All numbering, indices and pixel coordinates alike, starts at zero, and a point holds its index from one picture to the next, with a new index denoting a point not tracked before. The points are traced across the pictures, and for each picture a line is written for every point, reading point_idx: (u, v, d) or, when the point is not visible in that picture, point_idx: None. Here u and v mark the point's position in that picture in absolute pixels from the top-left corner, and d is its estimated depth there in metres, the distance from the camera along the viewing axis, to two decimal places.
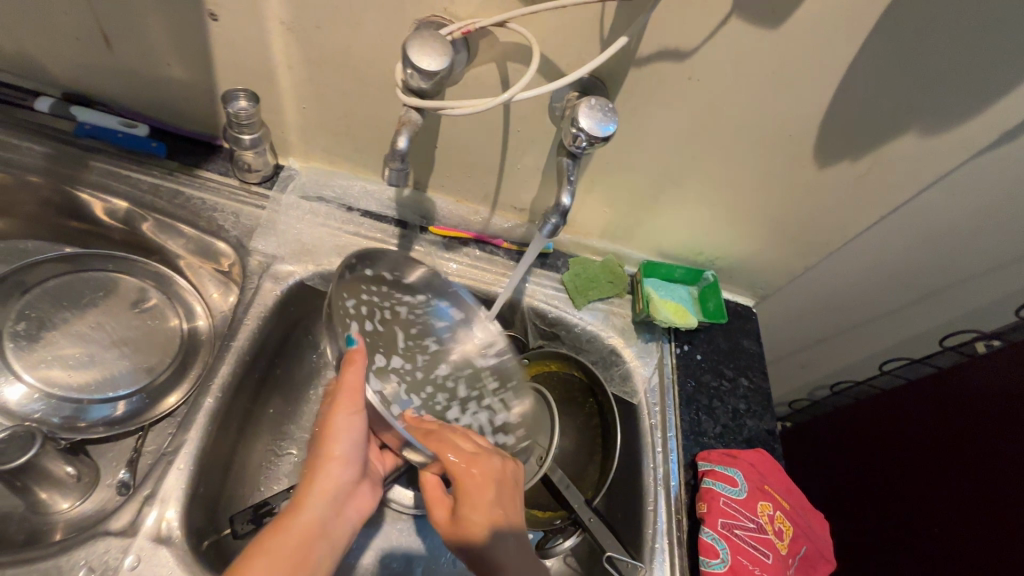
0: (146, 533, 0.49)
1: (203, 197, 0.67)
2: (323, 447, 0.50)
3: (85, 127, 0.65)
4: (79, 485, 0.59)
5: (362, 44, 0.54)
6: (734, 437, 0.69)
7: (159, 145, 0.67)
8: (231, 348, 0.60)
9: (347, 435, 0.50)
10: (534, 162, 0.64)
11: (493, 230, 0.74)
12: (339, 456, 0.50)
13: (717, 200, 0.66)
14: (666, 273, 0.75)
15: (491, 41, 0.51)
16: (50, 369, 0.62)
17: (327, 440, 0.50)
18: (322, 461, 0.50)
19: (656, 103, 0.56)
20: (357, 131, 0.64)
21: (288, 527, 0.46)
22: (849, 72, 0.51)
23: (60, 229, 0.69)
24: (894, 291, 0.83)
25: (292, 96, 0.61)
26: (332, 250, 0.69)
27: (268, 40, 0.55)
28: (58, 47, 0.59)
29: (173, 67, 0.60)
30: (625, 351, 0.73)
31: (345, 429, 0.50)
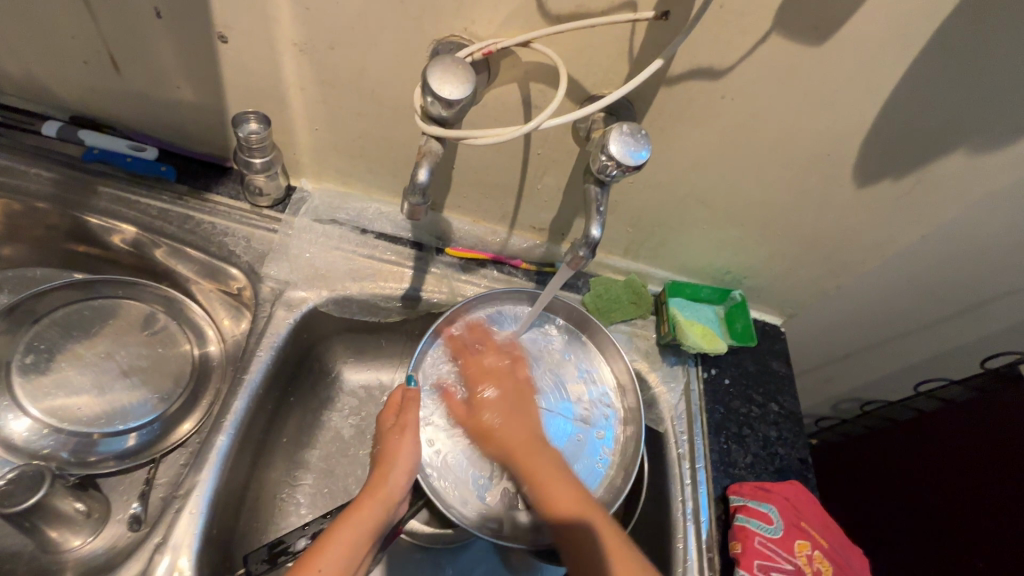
0: None
1: (214, 222, 0.65)
2: (382, 464, 0.54)
3: (94, 152, 0.63)
4: (89, 521, 0.57)
5: (377, 64, 0.51)
6: (766, 467, 0.66)
7: (169, 169, 0.65)
8: (244, 381, 0.58)
9: (406, 454, 0.54)
10: (555, 182, 0.61)
11: (511, 251, 0.71)
12: (396, 472, 0.53)
13: (747, 220, 0.63)
14: (692, 293, 0.72)
15: (514, 60, 0.48)
16: (59, 402, 0.60)
17: (388, 457, 0.54)
18: (379, 476, 0.53)
19: (686, 123, 0.53)
20: (372, 152, 0.62)
21: (345, 528, 0.49)
22: (896, 89, 0.48)
23: (69, 254, 0.67)
24: (931, 309, 0.79)
25: (304, 117, 0.59)
26: (346, 274, 0.66)
27: (279, 62, 0.53)
28: (64, 70, 0.58)
29: (182, 90, 0.58)
30: (649, 376, 0.70)
31: (406, 451, 0.54)
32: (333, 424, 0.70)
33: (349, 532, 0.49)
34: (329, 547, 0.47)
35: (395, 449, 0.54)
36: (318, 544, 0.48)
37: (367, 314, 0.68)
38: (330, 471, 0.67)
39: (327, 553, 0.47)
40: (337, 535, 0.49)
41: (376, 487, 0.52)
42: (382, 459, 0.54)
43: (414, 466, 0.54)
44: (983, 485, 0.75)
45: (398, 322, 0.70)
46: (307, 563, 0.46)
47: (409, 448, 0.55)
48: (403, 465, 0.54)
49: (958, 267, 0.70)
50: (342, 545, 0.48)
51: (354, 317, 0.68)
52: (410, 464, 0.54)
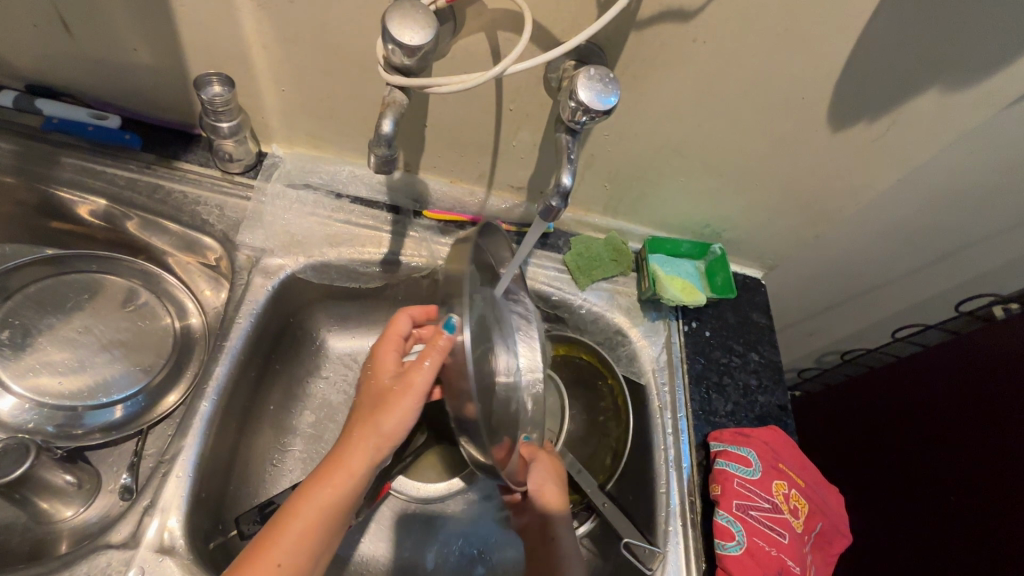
0: (149, 543, 0.48)
1: (185, 191, 0.64)
2: (369, 430, 0.47)
3: (53, 122, 0.61)
4: (81, 492, 0.57)
5: (339, 17, 0.50)
6: (746, 414, 0.67)
7: (132, 137, 0.63)
8: (225, 348, 0.57)
9: (394, 419, 0.47)
10: (530, 138, 0.60)
11: (490, 212, 0.71)
12: (384, 434, 0.47)
13: (724, 170, 0.63)
14: (672, 248, 0.72)
15: (479, 8, 0.47)
16: (41, 378, 0.60)
17: (370, 424, 0.47)
18: (356, 442, 0.47)
19: (658, 70, 0.52)
20: (342, 113, 0.60)
21: (312, 504, 0.46)
22: (868, 27, 0.47)
23: (39, 230, 0.66)
24: (908, 256, 0.80)
25: (269, 78, 0.57)
26: (323, 240, 0.66)
27: (238, 18, 0.51)
28: (14, 35, 0.55)
29: (140, 52, 0.56)
30: (631, 331, 0.71)
31: (405, 408, 0.47)
32: (318, 391, 0.70)
33: (314, 512, 0.46)
34: (291, 532, 0.45)
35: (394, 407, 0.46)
36: (278, 523, 0.45)
37: (348, 280, 0.68)
38: (319, 437, 0.68)
39: (287, 538, 0.45)
40: (302, 516, 0.45)
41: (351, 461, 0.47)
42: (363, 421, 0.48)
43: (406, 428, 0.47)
44: (957, 424, 0.77)
45: (379, 288, 0.70)
46: (265, 554, 0.43)
47: (404, 411, 0.47)
48: (391, 430, 0.47)
49: (934, 211, 0.71)
50: (303, 526, 0.45)
51: (334, 284, 0.68)
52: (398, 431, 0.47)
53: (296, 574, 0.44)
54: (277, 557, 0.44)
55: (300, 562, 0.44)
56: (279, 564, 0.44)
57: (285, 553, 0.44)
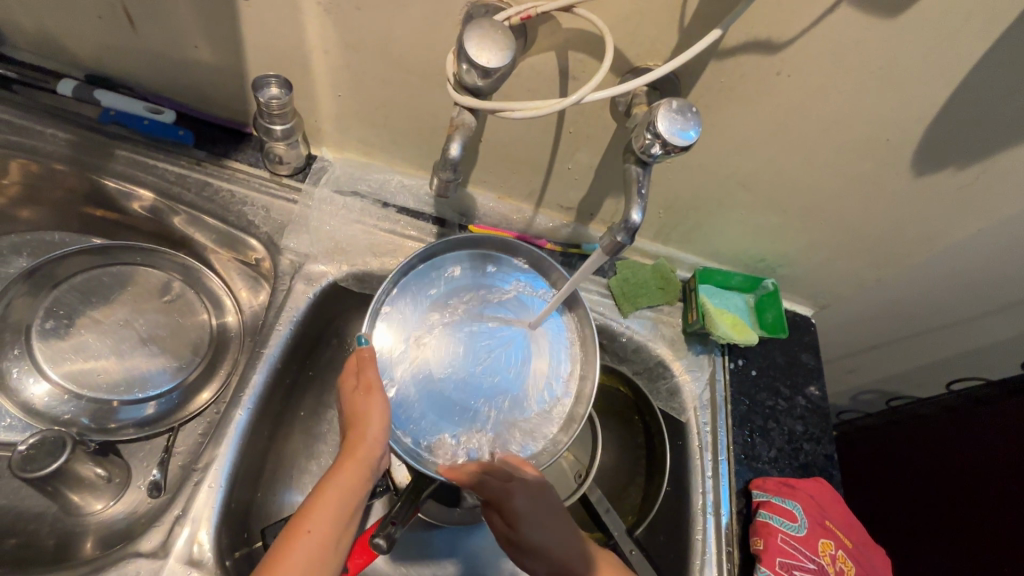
0: (178, 555, 0.47)
1: (233, 189, 0.63)
2: (355, 426, 0.50)
3: (111, 113, 0.61)
4: (110, 487, 0.57)
5: (405, 27, 0.48)
6: (790, 462, 0.64)
7: (186, 134, 0.63)
8: (263, 355, 0.57)
9: (377, 415, 0.50)
10: (588, 160, 0.58)
11: (536, 230, 0.68)
12: (371, 435, 0.50)
13: (789, 207, 0.60)
14: (723, 280, 0.69)
15: (554, 27, 0.45)
16: (80, 370, 0.60)
17: (354, 420, 0.50)
18: (350, 442, 0.49)
19: (735, 101, 0.49)
20: (397, 122, 0.59)
21: (330, 485, 0.47)
22: (973, 72, 0.44)
23: (87, 218, 0.66)
24: (974, 307, 0.75)
25: (327, 82, 0.56)
26: (366, 248, 0.64)
27: (304, 22, 0.50)
28: (78, 24, 0.55)
29: (200, 49, 0.55)
30: (673, 364, 0.68)
31: (378, 410, 0.51)
32: None
33: (336, 489, 0.47)
34: (317, 508, 0.46)
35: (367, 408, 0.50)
36: (305, 504, 0.47)
37: None
38: None
39: (315, 514, 0.46)
40: (322, 493, 0.47)
41: (354, 449, 0.49)
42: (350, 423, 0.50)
43: (386, 426, 0.50)
44: (1010, 488, 0.73)
45: None
46: (297, 525, 0.45)
47: (377, 406, 0.51)
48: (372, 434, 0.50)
49: (1011, 265, 0.66)
50: (327, 504, 0.46)
51: (374, 293, 0.66)
52: (378, 433, 0.50)
53: (327, 543, 0.45)
54: (306, 525, 0.45)
55: (329, 529, 0.45)
56: (308, 530, 0.45)
57: (312, 520, 0.45)
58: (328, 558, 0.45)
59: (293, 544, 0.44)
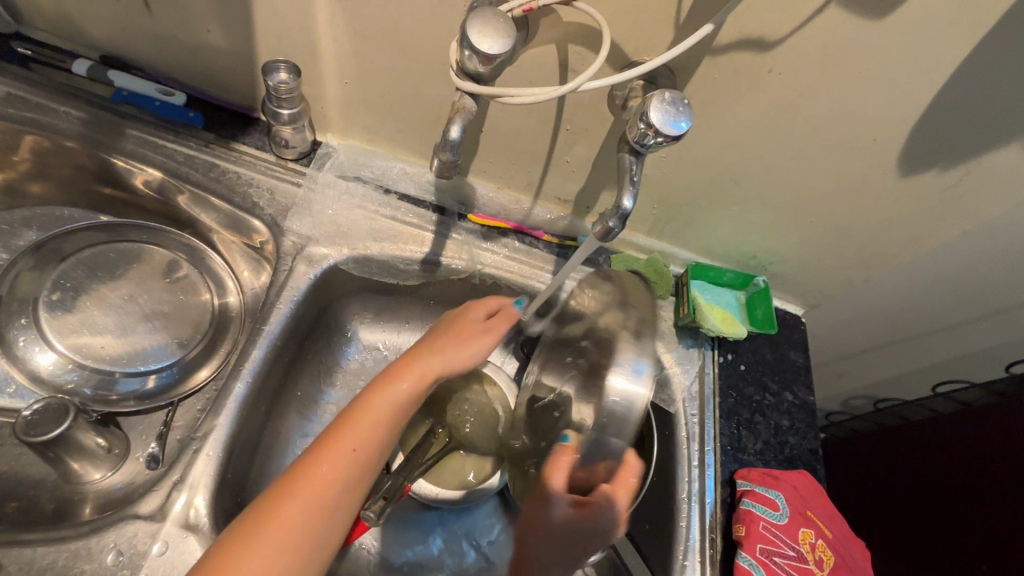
0: (175, 519, 0.48)
1: (239, 171, 0.65)
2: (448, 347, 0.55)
3: (123, 94, 0.63)
4: (110, 457, 0.58)
5: (412, 17, 0.50)
6: (775, 455, 0.66)
7: (196, 117, 0.64)
8: (264, 331, 0.58)
9: (467, 352, 0.55)
10: (585, 153, 0.60)
11: (534, 221, 0.70)
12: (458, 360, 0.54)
13: (779, 205, 0.62)
14: (715, 276, 0.71)
15: (553, 20, 0.47)
16: (85, 340, 0.61)
17: (445, 348, 0.54)
18: (440, 354, 0.54)
19: (727, 97, 0.51)
20: (400, 110, 0.61)
21: (392, 396, 0.50)
22: (956, 74, 0.45)
23: (96, 195, 0.67)
24: (961, 311, 0.76)
25: (335, 70, 0.58)
26: (367, 233, 0.66)
27: (313, 9, 0.52)
28: (96, 6, 0.57)
29: (212, 33, 0.57)
30: (664, 357, 0.69)
31: (467, 353, 0.55)
32: (345, 380, 0.71)
33: (395, 403, 0.50)
34: (374, 419, 0.49)
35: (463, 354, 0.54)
36: (355, 420, 0.49)
37: (387, 276, 0.68)
38: None
39: (370, 421, 0.49)
40: (386, 400, 0.50)
41: (429, 367, 0.52)
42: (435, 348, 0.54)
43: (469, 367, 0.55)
44: (996, 492, 0.74)
45: (416, 286, 0.70)
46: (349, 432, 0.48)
47: (478, 349, 0.55)
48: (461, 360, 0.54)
49: (1000, 270, 0.68)
50: (379, 415, 0.49)
51: (373, 277, 0.68)
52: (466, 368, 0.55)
53: (371, 456, 0.48)
54: (350, 443, 0.47)
55: (375, 448, 0.48)
56: (353, 449, 0.47)
57: (360, 439, 0.48)
58: (371, 470, 0.48)
59: (333, 461, 0.46)
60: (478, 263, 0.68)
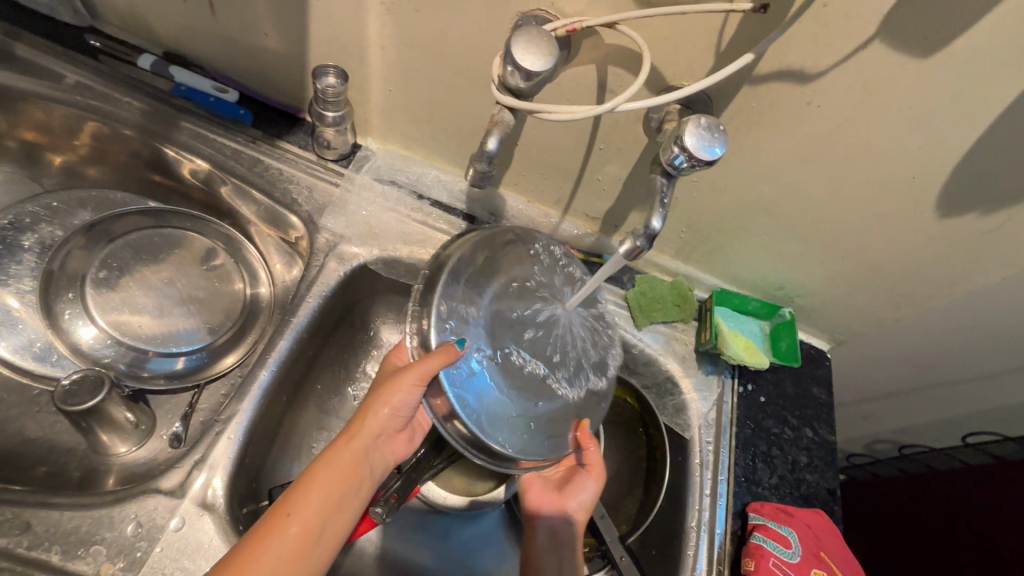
0: (193, 496, 0.50)
1: (281, 168, 0.67)
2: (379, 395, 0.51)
3: (182, 88, 0.66)
4: (136, 432, 0.61)
5: (459, 31, 0.52)
6: (790, 491, 0.64)
7: (247, 113, 0.67)
8: (292, 322, 0.60)
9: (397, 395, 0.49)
10: (617, 172, 0.60)
11: (561, 236, 0.71)
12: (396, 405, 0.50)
13: (810, 237, 0.61)
14: (740, 303, 0.70)
15: (595, 41, 0.48)
16: (125, 317, 0.64)
17: (382, 392, 0.50)
18: (373, 405, 0.50)
19: (764, 126, 0.51)
20: (440, 119, 0.62)
21: (329, 458, 0.47)
22: (1002, 116, 0.45)
23: (147, 182, 0.71)
24: (998, 361, 0.74)
25: (381, 77, 0.60)
26: (398, 236, 0.68)
27: (365, 18, 0.54)
28: (165, 5, 0.61)
29: (269, 36, 0.60)
30: (683, 381, 0.69)
31: (398, 395, 0.49)
32: (364, 377, 0.72)
33: (332, 464, 0.47)
34: (310, 483, 0.46)
35: (395, 398, 0.49)
36: (298, 485, 0.46)
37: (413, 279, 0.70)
38: None
39: (309, 485, 0.45)
40: (323, 464, 0.47)
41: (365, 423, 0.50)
42: (375, 394, 0.51)
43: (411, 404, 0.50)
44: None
45: None
46: (286, 500, 0.44)
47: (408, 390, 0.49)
48: (396, 403, 0.49)
49: None
50: (318, 479, 0.46)
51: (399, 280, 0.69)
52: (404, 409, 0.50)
53: (311, 521, 0.44)
54: (289, 508, 0.44)
55: (315, 510, 0.44)
56: (290, 514, 0.44)
57: (300, 502, 0.44)
58: (315, 536, 0.44)
59: (274, 529, 0.43)
60: None
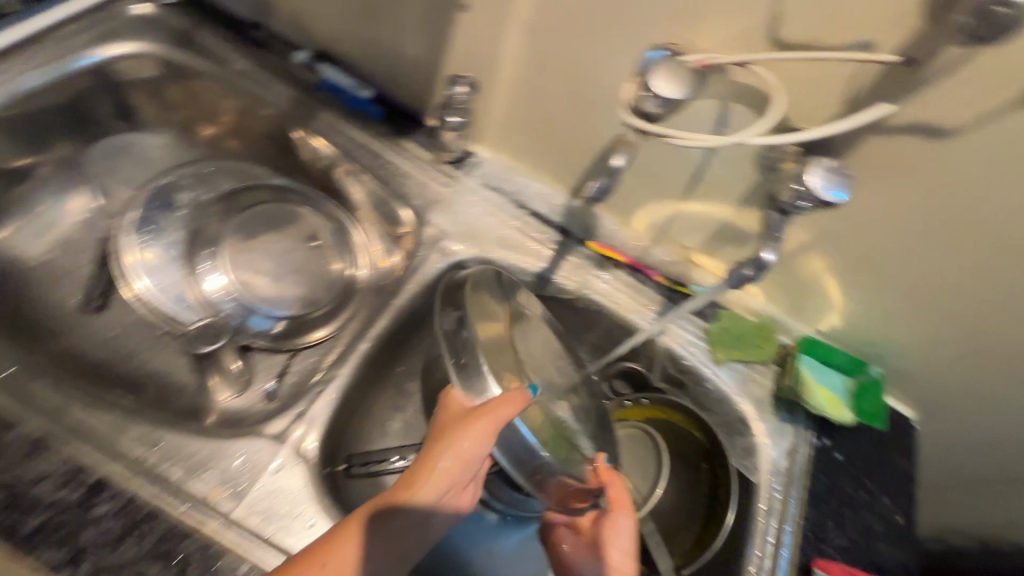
0: (291, 446, 0.54)
1: (400, 163, 0.73)
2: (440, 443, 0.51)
3: (327, 83, 0.73)
4: (238, 381, 0.67)
5: (592, 56, 0.56)
6: (860, 557, 0.61)
7: (378, 110, 0.74)
8: (394, 303, 0.65)
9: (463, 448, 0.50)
10: (720, 205, 0.62)
11: (650, 261, 0.72)
12: (456, 458, 0.50)
13: (913, 297, 0.59)
14: (827, 355, 0.68)
15: (724, 79, 0.50)
16: (245, 276, 0.70)
17: (448, 442, 0.50)
18: (432, 457, 0.50)
19: (883, 177, 0.51)
20: (554, 135, 0.66)
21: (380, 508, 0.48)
22: None
23: (279, 162, 0.79)
24: None
25: (507, 92, 0.65)
26: (495, 239, 0.71)
27: (506, 37, 0.59)
28: (330, 11, 0.69)
29: (414, 46, 0.66)
30: (755, 424, 0.68)
31: (460, 449, 0.50)
32: None
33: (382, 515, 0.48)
34: (353, 532, 0.47)
35: (456, 450, 0.50)
36: (343, 531, 0.47)
37: None
38: None
39: (353, 534, 0.47)
40: (372, 515, 0.48)
41: (422, 475, 0.50)
42: (439, 443, 0.51)
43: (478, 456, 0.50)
44: None
45: None
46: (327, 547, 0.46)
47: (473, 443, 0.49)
48: (460, 455, 0.50)
49: None
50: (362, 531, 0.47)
51: None
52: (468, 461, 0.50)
53: None
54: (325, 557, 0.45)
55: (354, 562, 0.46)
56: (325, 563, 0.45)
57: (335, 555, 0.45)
58: None
59: None
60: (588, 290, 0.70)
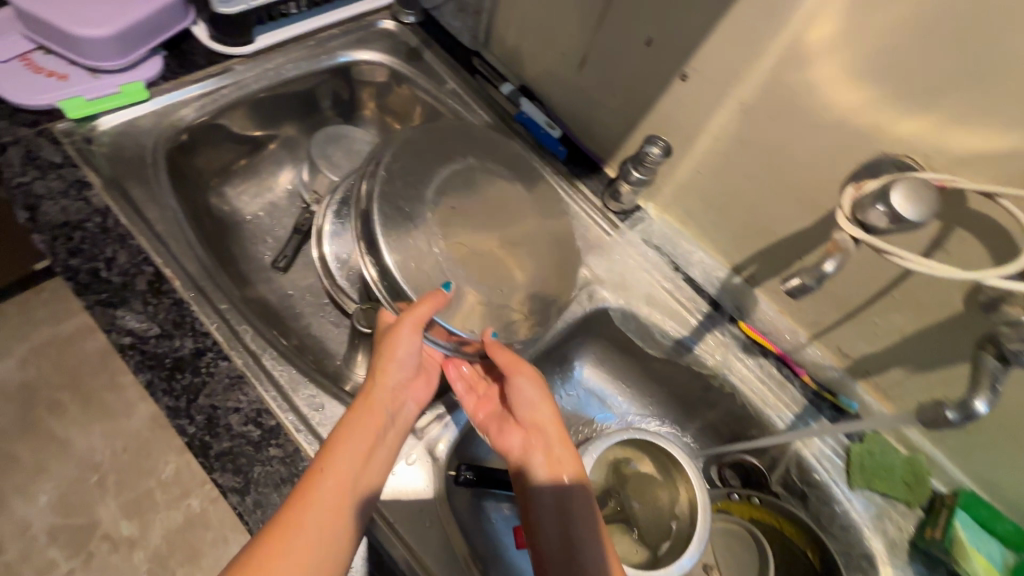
0: (426, 445, 0.59)
1: (569, 202, 0.76)
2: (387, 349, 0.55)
3: (523, 116, 0.78)
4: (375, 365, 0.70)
5: (806, 147, 0.56)
6: None
7: (563, 150, 0.77)
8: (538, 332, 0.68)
9: (393, 343, 0.54)
10: (904, 324, 0.57)
11: (801, 358, 0.68)
12: (399, 358, 0.55)
13: None
14: (989, 517, 0.61)
15: (956, 202, 0.47)
16: None
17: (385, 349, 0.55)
18: (384, 363, 0.54)
19: None
20: (733, 210, 0.66)
21: (366, 423, 0.51)
22: None
23: None
24: None
25: (697, 160, 0.66)
26: (644, 295, 0.72)
27: (716, 111, 0.60)
28: (547, 54, 0.74)
29: (617, 100, 0.70)
30: (884, 567, 0.61)
31: (398, 350, 0.55)
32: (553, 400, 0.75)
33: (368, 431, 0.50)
34: (344, 446, 0.49)
35: (389, 350, 0.55)
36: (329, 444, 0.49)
37: (638, 337, 0.73)
38: None
39: (347, 448, 0.48)
40: (357, 431, 0.50)
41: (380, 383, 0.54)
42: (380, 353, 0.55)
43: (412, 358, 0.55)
44: None
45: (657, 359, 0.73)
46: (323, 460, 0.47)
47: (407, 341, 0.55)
48: (398, 355, 0.55)
49: None
50: (352, 447, 0.49)
51: (627, 333, 0.73)
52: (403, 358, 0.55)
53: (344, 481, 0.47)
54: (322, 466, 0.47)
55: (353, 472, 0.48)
56: (323, 470, 0.47)
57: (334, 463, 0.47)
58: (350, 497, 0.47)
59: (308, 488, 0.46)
60: (729, 372, 0.68)
